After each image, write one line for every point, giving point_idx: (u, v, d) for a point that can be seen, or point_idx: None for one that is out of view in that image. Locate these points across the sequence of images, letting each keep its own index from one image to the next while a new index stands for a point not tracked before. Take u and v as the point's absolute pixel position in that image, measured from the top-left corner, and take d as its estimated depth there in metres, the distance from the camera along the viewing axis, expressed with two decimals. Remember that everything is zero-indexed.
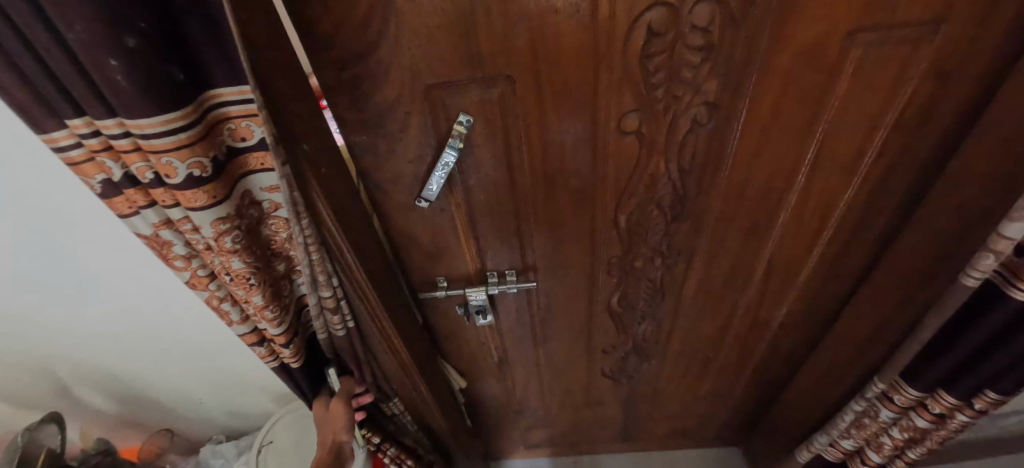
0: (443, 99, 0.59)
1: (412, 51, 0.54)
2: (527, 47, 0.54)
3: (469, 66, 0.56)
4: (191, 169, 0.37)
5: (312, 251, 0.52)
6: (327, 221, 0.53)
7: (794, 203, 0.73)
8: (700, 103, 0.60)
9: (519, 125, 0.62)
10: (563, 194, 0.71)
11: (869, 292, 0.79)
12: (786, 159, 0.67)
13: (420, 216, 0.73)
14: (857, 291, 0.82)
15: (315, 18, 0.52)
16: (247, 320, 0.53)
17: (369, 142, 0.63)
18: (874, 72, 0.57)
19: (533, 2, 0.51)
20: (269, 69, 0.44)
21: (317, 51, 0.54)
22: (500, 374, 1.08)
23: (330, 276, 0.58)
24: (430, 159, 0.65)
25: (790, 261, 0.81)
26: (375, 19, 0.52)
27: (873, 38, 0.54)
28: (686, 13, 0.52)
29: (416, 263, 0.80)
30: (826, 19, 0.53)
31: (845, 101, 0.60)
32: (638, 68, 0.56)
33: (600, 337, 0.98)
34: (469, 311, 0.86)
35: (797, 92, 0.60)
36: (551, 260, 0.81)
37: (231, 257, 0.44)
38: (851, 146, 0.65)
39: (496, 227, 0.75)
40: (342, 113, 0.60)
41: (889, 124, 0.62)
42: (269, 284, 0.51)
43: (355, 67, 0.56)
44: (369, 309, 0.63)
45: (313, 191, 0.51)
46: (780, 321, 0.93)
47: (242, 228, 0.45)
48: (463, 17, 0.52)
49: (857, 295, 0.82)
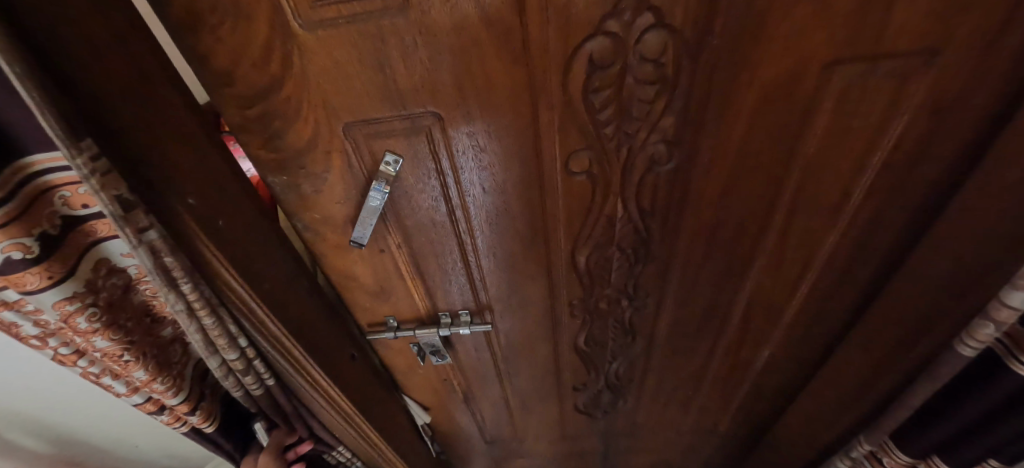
0: (364, 138, 0.53)
1: (322, 86, 0.48)
2: (452, 83, 0.48)
3: (388, 103, 0.49)
4: (8, 252, 0.32)
5: (202, 316, 0.46)
6: (222, 279, 0.48)
7: (770, 246, 0.65)
8: (658, 140, 0.54)
9: (455, 165, 0.56)
10: (513, 234, 0.64)
11: (858, 342, 0.71)
12: (761, 199, 0.60)
13: (358, 258, 0.67)
14: (846, 337, 0.74)
15: (208, 52, 0.46)
16: (137, 390, 0.46)
17: (290, 183, 0.57)
18: (857, 108, 0.49)
19: (453, 35, 0.44)
20: (130, 121, 0.38)
21: (216, 87, 0.48)
22: (467, 409, 1.02)
23: (235, 337, 0.52)
24: (360, 200, 0.59)
25: (771, 304, 0.74)
26: (275, 52, 0.45)
27: (854, 69, 0.46)
28: (632, 43, 0.45)
29: (361, 304, 0.74)
30: (797, 49, 0.45)
31: (824, 139, 0.53)
32: (581, 103, 0.50)
33: (569, 374, 0.92)
34: (423, 351, 0.81)
35: (768, 129, 0.52)
36: (508, 301, 0.75)
37: (91, 336, 0.39)
38: (833, 188, 0.57)
39: (442, 269, 0.69)
40: (256, 153, 0.54)
41: (877, 164, 0.54)
42: (156, 353, 0.45)
43: (261, 104, 0.49)
44: (291, 360, 0.59)
45: (201, 249, 0.45)
46: (763, 362, 0.85)
47: (102, 302, 0.39)
48: (373, 50, 0.45)
49: (844, 343, 0.74)
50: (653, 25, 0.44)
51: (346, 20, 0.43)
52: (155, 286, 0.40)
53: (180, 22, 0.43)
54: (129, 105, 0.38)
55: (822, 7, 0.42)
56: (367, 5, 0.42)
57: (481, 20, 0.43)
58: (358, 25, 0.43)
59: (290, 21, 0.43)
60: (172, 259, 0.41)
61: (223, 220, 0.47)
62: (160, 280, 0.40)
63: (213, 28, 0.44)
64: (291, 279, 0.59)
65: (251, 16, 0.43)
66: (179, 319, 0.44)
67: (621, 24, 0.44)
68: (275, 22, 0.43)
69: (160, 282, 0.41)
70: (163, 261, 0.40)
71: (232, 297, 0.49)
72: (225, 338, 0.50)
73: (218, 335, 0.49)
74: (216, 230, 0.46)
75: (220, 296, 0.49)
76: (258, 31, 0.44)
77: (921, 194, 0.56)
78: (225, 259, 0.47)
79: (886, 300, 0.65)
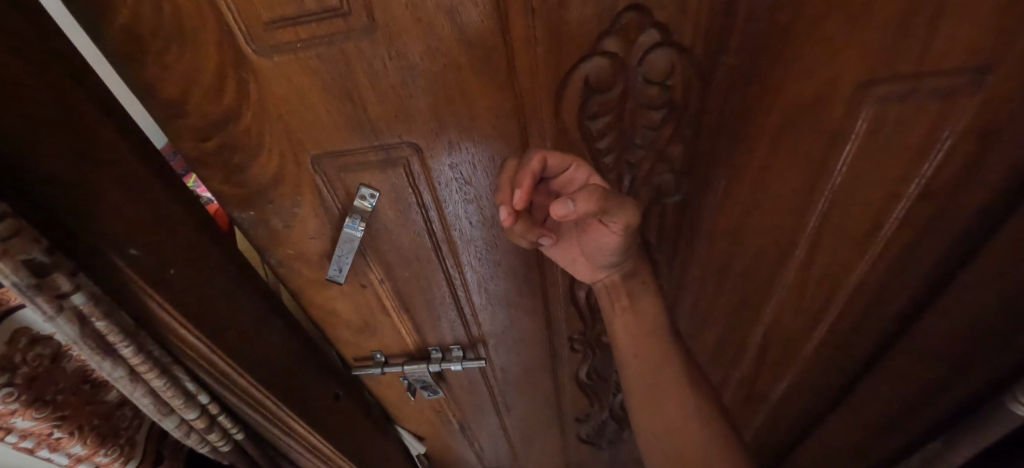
0: (335, 171, 0.47)
1: (285, 117, 0.43)
2: (430, 111, 0.42)
3: (358, 134, 0.44)
4: None
5: (151, 379, 0.41)
6: (174, 333, 0.42)
7: (790, 279, 0.59)
8: (665, 170, 0.50)
9: (437, 197, 0.50)
10: (503, 268, 0.59)
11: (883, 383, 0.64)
12: (779, 230, 0.53)
13: (338, 293, 0.61)
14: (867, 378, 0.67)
15: (155, 81, 0.40)
16: (82, 462, 0.39)
17: (258, 217, 0.52)
18: (894, 132, 0.42)
19: (427, 58, 0.38)
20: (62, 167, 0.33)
21: (168, 119, 0.43)
22: (464, 439, 0.96)
23: (194, 393, 0.46)
24: (333, 236, 0.54)
25: (790, 338, 0.68)
26: (227, 80, 0.40)
27: (892, 95, 0.40)
28: (634, 63, 0.40)
29: (345, 339, 0.69)
30: (825, 72, 0.39)
31: (851, 171, 0.46)
32: (577, 129, 0.45)
33: (570, 405, 0.88)
34: (413, 386, 0.76)
35: (789, 157, 0.46)
36: (503, 334, 0.70)
37: (9, 418, 0.33)
38: (858, 222, 0.51)
39: (428, 304, 0.63)
40: (217, 188, 0.49)
41: (912, 196, 0.47)
42: (98, 422, 0.40)
43: (218, 136, 0.44)
44: (261, 409, 0.54)
45: (147, 303, 0.40)
46: (781, 395, 0.79)
47: (21, 379, 0.33)
48: (338, 77, 0.39)
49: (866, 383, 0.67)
50: (659, 44, 0.39)
51: (306, 44, 0.37)
52: (84, 356, 0.35)
53: (120, 49, 0.38)
54: (56, 149, 0.33)
55: (857, 24, 0.36)
56: (327, 26, 0.36)
57: (458, 40, 0.37)
58: (317, 51, 0.38)
59: (242, 46, 0.38)
60: (104, 323, 0.35)
61: (174, 269, 0.42)
62: (91, 349, 0.35)
63: (158, 55, 0.39)
64: (260, 325, 0.54)
65: (199, 43, 0.38)
66: (121, 385, 0.39)
67: (622, 43, 0.39)
68: (224, 48, 0.38)
69: (91, 351, 0.35)
70: (93, 327, 0.35)
71: (188, 351, 0.44)
72: (181, 399, 0.44)
73: (171, 397, 0.43)
74: (164, 280, 0.41)
75: (172, 351, 0.43)
76: (206, 58, 0.39)
77: (957, 230, 0.48)
78: (177, 311, 0.42)
79: (910, 341, 0.58)
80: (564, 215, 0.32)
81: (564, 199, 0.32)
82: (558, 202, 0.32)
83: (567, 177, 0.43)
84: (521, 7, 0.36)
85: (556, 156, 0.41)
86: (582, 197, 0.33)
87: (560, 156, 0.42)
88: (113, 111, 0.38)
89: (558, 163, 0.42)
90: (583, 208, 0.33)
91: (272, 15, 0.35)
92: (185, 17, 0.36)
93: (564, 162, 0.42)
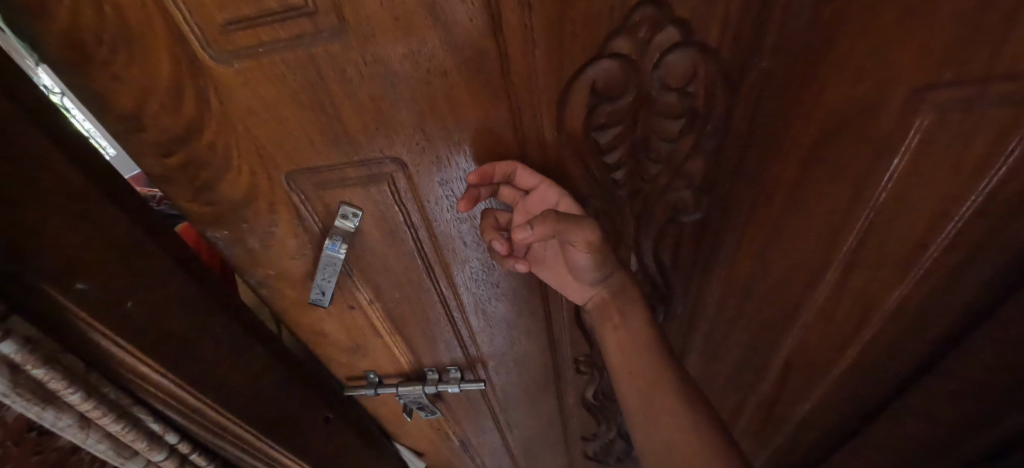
0: (313, 187, 0.43)
1: (252, 130, 0.38)
2: (416, 123, 0.37)
3: (335, 149, 0.39)
4: None
5: (105, 424, 0.38)
6: (132, 372, 0.39)
7: (815, 314, 0.52)
8: (682, 187, 0.48)
9: (425, 216, 0.45)
10: (503, 288, 0.55)
11: (876, 444, 0.58)
12: (805, 254, 0.47)
13: (326, 314, 0.57)
14: (856, 440, 0.61)
15: (106, 91, 0.35)
16: None
17: (233, 237, 0.47)
18: (935, 164, 0.33)
19: (409, 63, 0.33)
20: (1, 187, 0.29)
21: (124, 132, 0.38)
22: (466, 459, 0.93)
23: (159, 433, 0.43)
24: (313, 256, 0.49)
25: (809, 379, 0.60)
26: (185, 91, 0.35)
27: (951, 98, 0.29)
28: (649, 67, 0.36)
29: (336, 360, 0.64)
30: (874, 74, 0.33)
31: (898, 188, 0.37)
32: (583, 141, 0.41)
33: (576, 423, 0.86)
34: (408, 407, 0.71)
35: (825, 170, 0.40)
36: (503, 356, 0.65)
37: None
38: (896, 254, 0.40)
39: (421, 325, 0.59)
40: (186, 206, 0.44)
41: (960, 221, 0.35)
42: None
43: (182, 152, 0.39)
44: (239, 444, 0.51)
45: (99, 343, 0.36)
46: (791, 434, 0.72)
47: None
48: (308, 85, 0.34)
49: (857, 444, 0.61)
50: (678, 44, 0.35)
51: (269, 49, 0.32)
52: (20, 409, 0.31)
53: (60, 57, 0.33)
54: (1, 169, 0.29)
55: None
56: (292, 29, 0.31)
57: (444, 43, 0.32)
58: (283, 55, 0.33)
59: (197, 52, 0.33)
60: (42, 371, 0.32)
61: (133, 301, 0.38)
62: (28, 400, 0.31)
63: (105, 63, 0.34)
64: (239, 355, 0.49)
65: (149, 47, 0.33)
66: (70, 435, 0.36)
67: (634, 43, 0.35)
68: (178, 55, 0.33)
69: (30, 403, 0.32)
70: (29, 376, 0.31)
71: (150, 390, 0.41)
72: (144, 440, 0.41)
73: (133, 440, 0.40)
74: (121, 315, 0.37)
75: (134, 390, 0.40)
76: (158, 65, 0.34)
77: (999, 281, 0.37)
78: (138, 349, 0.38)
79: (923, 392, 0.48)
80: (523, 238, 0.37)
81: (523, 225, 0.37)
82: (518, 228, 0.37)
83: (538, 195, 0.44)
84: (516, 3, 0.30)
85: (527, 173, 0.42)
86: (537, 222, 0.38)
87: (530, 175, 0.42)
88: (53, 128, 0.33)
89: (528, 180, 0.43)
90: (540, 231, 0.38)
91: (226, 16, 0.30)
92: (133, 20, 0.31)
93: (534, 181, 0.43)
